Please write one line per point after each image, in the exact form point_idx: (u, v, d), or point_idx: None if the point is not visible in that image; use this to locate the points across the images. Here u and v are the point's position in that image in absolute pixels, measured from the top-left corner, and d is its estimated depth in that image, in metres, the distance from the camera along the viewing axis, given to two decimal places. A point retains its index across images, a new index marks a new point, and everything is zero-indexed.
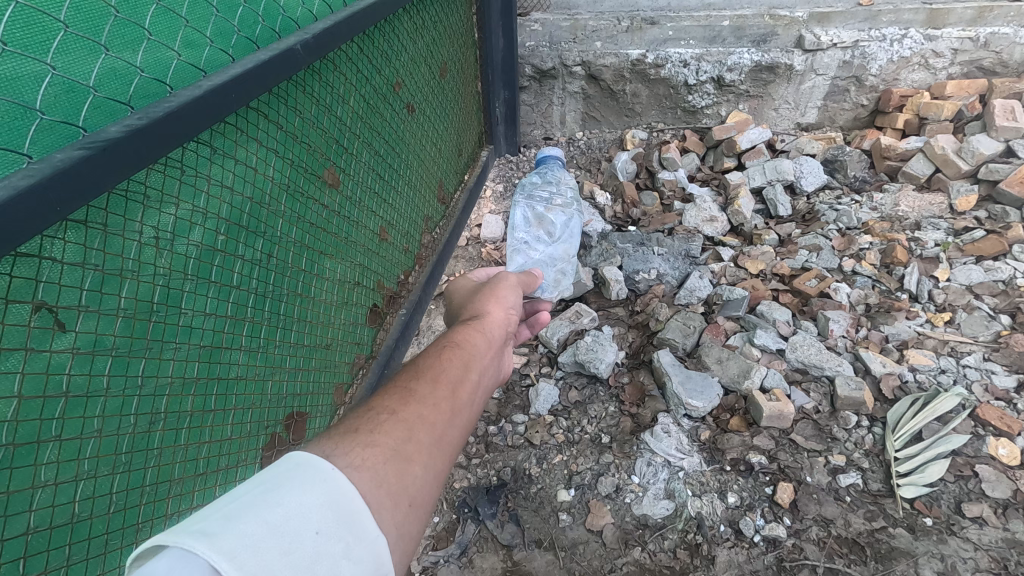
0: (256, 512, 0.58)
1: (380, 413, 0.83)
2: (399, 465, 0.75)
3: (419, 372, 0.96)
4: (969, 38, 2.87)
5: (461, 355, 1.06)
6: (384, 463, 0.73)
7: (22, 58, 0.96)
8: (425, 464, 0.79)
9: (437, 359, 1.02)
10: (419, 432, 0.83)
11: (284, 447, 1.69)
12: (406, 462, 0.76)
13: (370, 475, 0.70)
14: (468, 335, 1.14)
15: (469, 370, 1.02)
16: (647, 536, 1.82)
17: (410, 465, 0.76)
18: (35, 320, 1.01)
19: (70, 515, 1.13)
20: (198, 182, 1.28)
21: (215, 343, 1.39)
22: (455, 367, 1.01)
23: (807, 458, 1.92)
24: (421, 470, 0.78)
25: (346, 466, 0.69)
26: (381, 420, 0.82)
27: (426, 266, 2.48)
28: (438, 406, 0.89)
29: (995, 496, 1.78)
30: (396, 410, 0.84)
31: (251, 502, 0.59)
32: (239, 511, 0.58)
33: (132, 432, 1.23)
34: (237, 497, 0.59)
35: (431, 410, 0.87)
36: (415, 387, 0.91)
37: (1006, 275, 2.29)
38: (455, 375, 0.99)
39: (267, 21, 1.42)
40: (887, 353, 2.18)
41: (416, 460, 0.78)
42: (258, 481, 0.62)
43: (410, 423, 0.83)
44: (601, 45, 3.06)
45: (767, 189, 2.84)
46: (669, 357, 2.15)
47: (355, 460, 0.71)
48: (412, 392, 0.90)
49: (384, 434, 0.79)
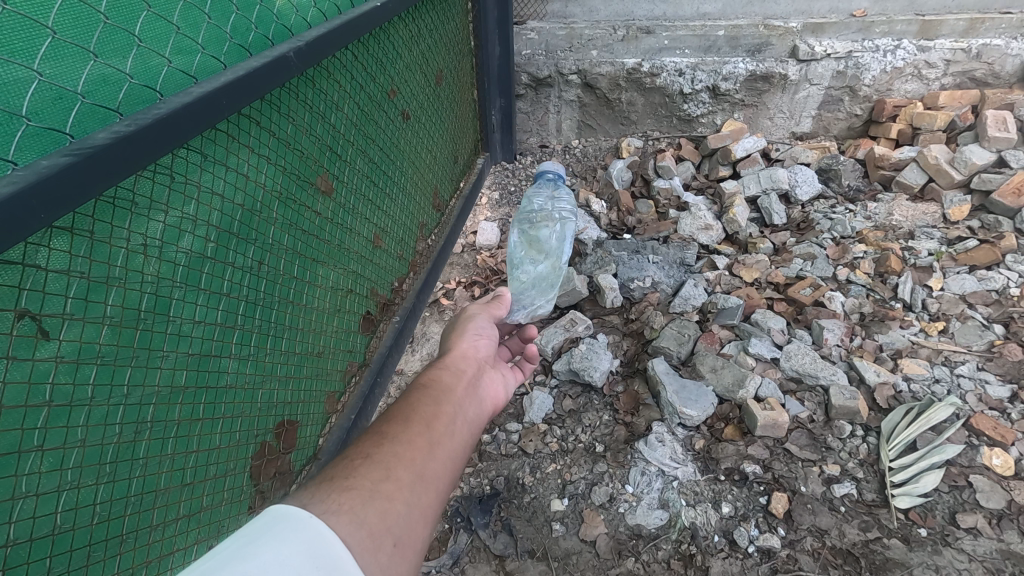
0: (235, 567, 0.57)
1: (354, 458, 0.83)
2: (379, 505, 0.75)
3: (392, 414, 0.95)
4: (961, 49, 2.89)
5: (432, 394, 1.05)
6: (364, 504, 0.73)
7: (7, 63, 0.95)
8: (407, 500, 0.79)
9: (407, 401, 1.01)
10: (398, 469, 0.82)
11: (275, 455, 1.66)
12: (386, 501, 0.76)
13: (350, 517, 0.70)
14: (433, 375, 1.16)
15: (441, 404, 1.02)
16: (640, 547, 1.80)
17: (391, 504, 0.76)
18: (17, 328, 1.00)
19: (51, 526, 1.12)
20: (188, 189, 1.27)
21: (204, 351, 1.38)
22: (428, 404, 1.00)
23: (802, 468, 1.91)
24: (404, 507, 0.78)
25: (324, 511, 0.69)
26: (355, 465, 0.81)
27: (420, 273, 2.48)
28: (414, 443, 0.88)
29: (989, 507, 1.77)
30: (371, 454, 0.84)
31: (230, 556, 0.58)
32: (218, 568, 0.56)
33: (117, 442, 1.21)
34: (214, 553, 0.58)
35: (407, 447, 0.87)
36: (388, 429, 0.90)
37: (999, 285, 2.30)
38: (429, 410, 0.98)
39: (260, 28, 1.42)
40: (881, 362, 2.17)
41: (397, 498, 0.78)
42: (238, 535, 0.61)
43: (387, 463, 0.83)
44: (596, 53, 3.08)
45: (762, 198, 2.85)
46: (663, 365, 2.14)
47: (333, 505, 0.71)
48: (385, 433, 0.89)
49: (362, 476, 0.79)
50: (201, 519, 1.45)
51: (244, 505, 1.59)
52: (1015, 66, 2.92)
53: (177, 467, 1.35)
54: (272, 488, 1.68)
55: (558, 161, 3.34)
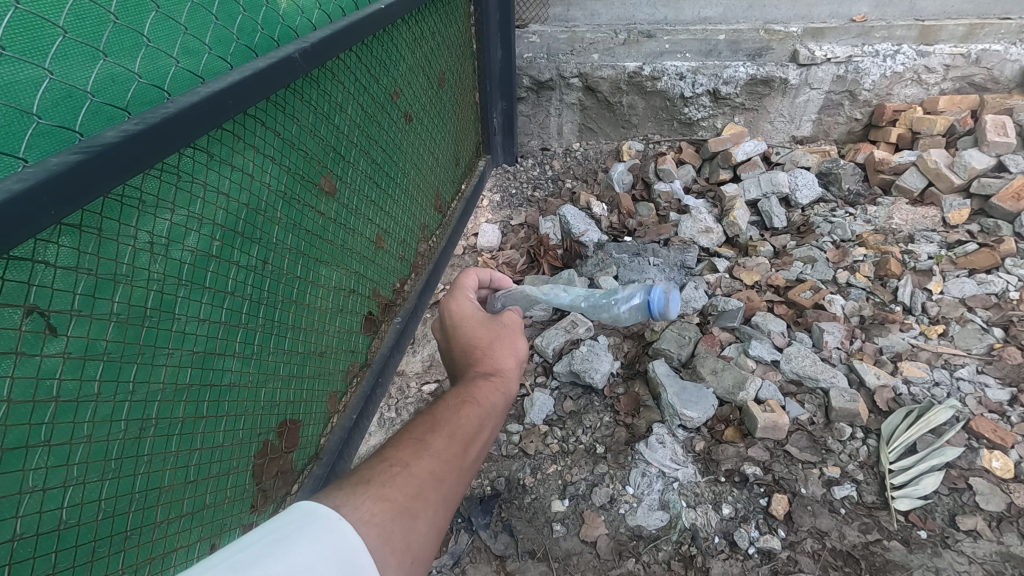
0: (264, 564, 0.57)
1: (392, 464, 0.83)
2: (406, 522, 0.75)
3: (436, 424, 0.96)
4: (960, 54, 2.91)
5: (478, 413, 1.03)
6: (393, 519, 0.73)
7: (20, 63, 0.97)
8: (430, 520, 0.79)
9: (453, 412, 1.00)
10: (428, 488, 0.83)
11: (277, 454, 1.66)
12: (412, 519, 0.76)
13: (379, 530, 0.70)
14: (486, 392, 1.11)
15: (483, 429, 1.02)
16: (641, 548, 1.80)
17: (416, 522, 0.76)
18: (26, 324, 1.01)
19: (56, 521, 1.12)
20: (193, 188, 1.28)
21: (208, 349, 1.39)
22: (471, 423, 1.00)
23: (802, 470, 1.91)
24: (426, 526, 0.78)
25: (356, 520, 0.69)
26: (393, 472, 0.82)
27: (421, 274, 2.48)
28: (448, 463, 0.89)
29: (989, 509, 1.78)
30: (409, 464, 0.84)
31: (259, 552, 0.58)
32: (247, 563, 0.57)
33: (122, 439, 1.22)
34: (243, 546, 0.58)
35: (441, 465, 0.88)
36: (429, 439, 0.91)
37: (998, 288, 2.31)
38: (470, 432, 0.98)
39: (265, 29, 1.44)
40: (881, 365, 2.18)
41: (421, 516, 0.78)
42: (267, 530, 0.61)
43: (420, 479, 0.83)
44: (598, 57, 3.12)
45: (762, 201, 2.86)
46: (664, 367, 2.15)
47: (365, 514, 0.71)
48: (426, 445, 0.90)
49: (395, 488, 0.79)
50: (203, 517, 1.45)
51: (246, 504, 1.59)
52: (1013, 71, 2.94)
53: (181, 465, 1.35)
54: (274, 488, 1.68)
55: (559, 164, 3.36)
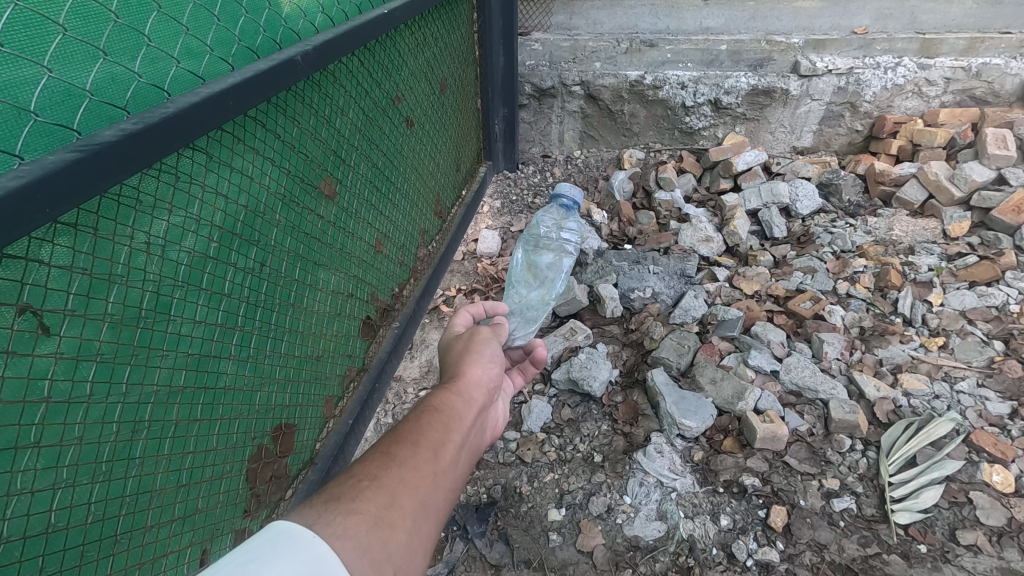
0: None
1: (361, 479, 0.82)
2: (382, 532, 0.75)
3: (401, 436, 0.94)
4: (961, 67, 2.93)
5: (442, 420, 1.01)
6: (369, 531, 0.73)
7: (19, 60, 0.96)
8: (408, 530, 0.79)
9: (417, 423, 0.98)
10: (402, 497, 0.82)
11: (272, 458, 1.64)
12: (389, 529, 0.76)
13: (354, 543, 0.70)
14: (447, 398, 1.09)
15: (450, 431, 0.99)
16: (638, 559, 1.78)
17: (393, 533, 0.76)
18: (17, 323, 1.00)
19: (45, 524, 1.11)
20: (192, 189, 1.28)
21: (203, 352, 1.38)
22: (437, 430, 0.98)
23: (801, 482, 1.90)
24: (404, 536, 0.78)
25: (330, 534, 0.69)
26: (362, 487, 0.80)
27: (420, 279, 2.48)
28: (420, 470, 0.88)
29: (989, 524, 1.76)
30: (378, 475, 0.83)
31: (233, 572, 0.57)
32: None
33: (114, 440, 1.21)
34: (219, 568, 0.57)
35: (412, 473, 0.86)
36: (396, 450, 0.89)
37: (999, 301, 2.30)
38: (436, 437, 0.96)
39: (268, 32, 1.45)
40: (881, 377, 2.17)
41: (399, 526, 0.78)
42: (241, 550, 0.60)
43: (393, 489, 0.82)
44: (600, 65, 3.11)
45: (763, 211, 2.87)
46: (664, 376, 2.13)
47: (338, 528, 0.70)
48: (393, 456, 0.88)
49: (367, 500, 0.78)
50: (195, 521, 1.43)
51: (239, 508, 1.57)
52: (1014, 85, 2.94)
53: (173, 468, 1.34)
54: (268, 493, 1.66)
55: (560, 171, 3.36)
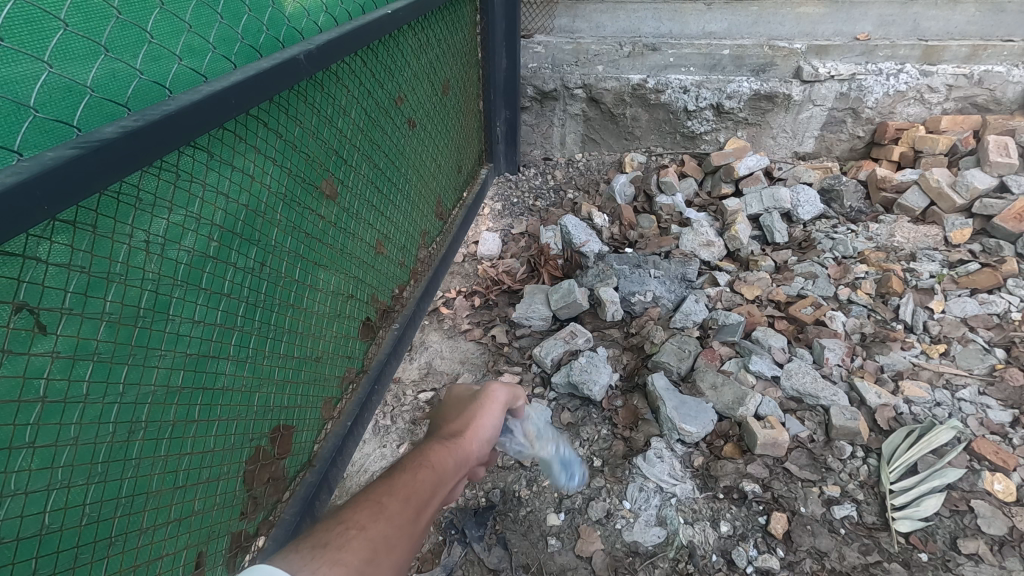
0: None
1: (348, 527, 0.80)
2: None
3: (394, 484, 0.90)
4: (963, 75, 2.93)
5: (434, 480, 0.94)
6: None
7: (19, 55, 0.96)
8: None
9: (411, 473, 0.93)
10: (383, 553, 0.79)
11: (270, 460, 1.62)
12: None
13: None
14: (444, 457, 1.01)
15: (437, 494, 0.93)
16: (637, 564, 1.76)
17: None
18: (14, 321, 0.99)
19: (38, 526, 1.09)
20: (193, 187, 1.27)
21: (201, 351, 1.37)
22: (427, 490, 0.92)
23: (801, 488, 1.88)
24: None
25: None
26: (347, 536, 0.79)
27: (420, 281, 2.47)
28: (404, 527, 0.85)
29: (991, 533, 1.74)
30: (365, 527, 0.81)
31: None
32: None
33: (110, 441, 1.19)
34: None
35: (397, 529, 0.83)
36: (386, 501, 0.87)
37: (1000, 309, 2.31)
38: (424, 496, 0.91)
39: (270, 30, 1.43)
40: (883, 384, 2.15)
41: None
42: None
43: (376, 542, 0.80)
44: (602, 69, 3.10)
45: (765, 216, 2.86)
46: (664, 381, 2.12)
47: None
48: (382, 507, 0.85)
49: (351, 551, 0.77)
50: (191, 524, 1.41)
51: (236, 510, 1.54)
52: (1015, 93, 2.95)
53: (169, 470, 1.33)
54: (265, 495, 1.63)
55: (561, 174, 3.35)
